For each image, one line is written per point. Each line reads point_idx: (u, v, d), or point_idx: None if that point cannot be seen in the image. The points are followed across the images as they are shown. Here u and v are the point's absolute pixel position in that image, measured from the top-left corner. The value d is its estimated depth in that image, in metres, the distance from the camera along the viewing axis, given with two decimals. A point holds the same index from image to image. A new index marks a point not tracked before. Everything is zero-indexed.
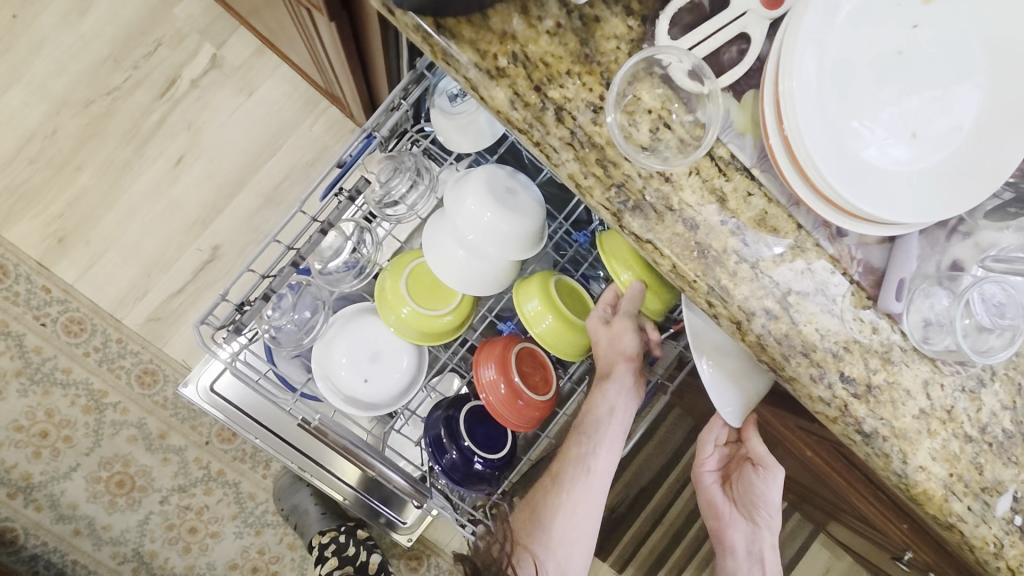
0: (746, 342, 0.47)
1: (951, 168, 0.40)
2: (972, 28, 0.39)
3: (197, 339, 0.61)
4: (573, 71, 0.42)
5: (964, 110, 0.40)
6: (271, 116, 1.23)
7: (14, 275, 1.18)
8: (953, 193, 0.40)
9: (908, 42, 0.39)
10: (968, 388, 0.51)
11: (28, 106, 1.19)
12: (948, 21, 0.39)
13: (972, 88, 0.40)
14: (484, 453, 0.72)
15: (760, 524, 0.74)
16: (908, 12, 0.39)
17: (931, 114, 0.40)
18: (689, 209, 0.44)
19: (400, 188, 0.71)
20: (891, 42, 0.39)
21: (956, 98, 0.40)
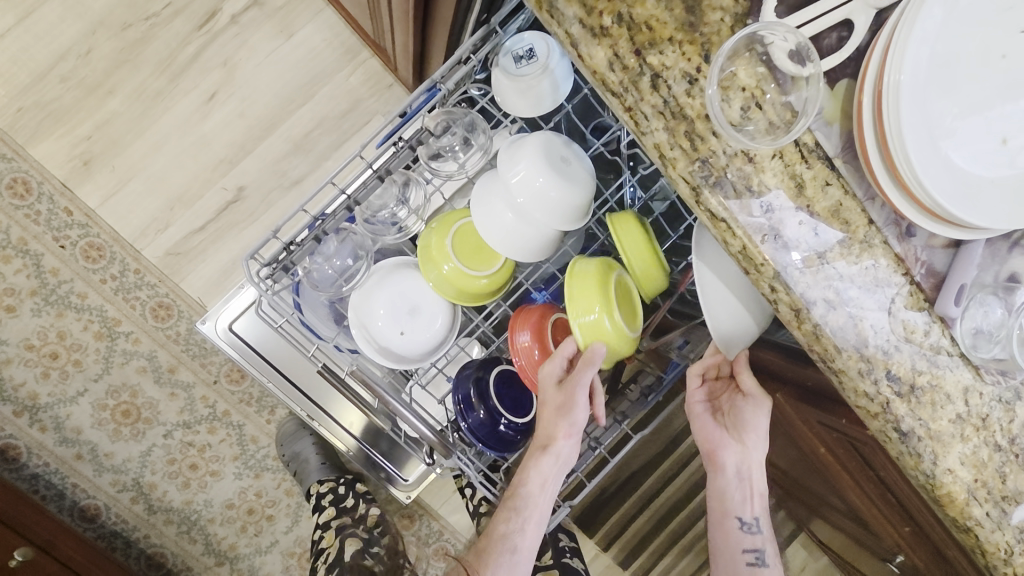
0: (799, 330, 0.48)
1: None
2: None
3: (245, 274, 0.62)
4: (675, 39, 0.42)
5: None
6: (310, 61, 1.21)
7: (37, 194, 1.16)
8: None
9: (1013, 47, 0.39)
10: (1004, 399, 0.52)
11: (63, 22, 1.15)
12: None
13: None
14: (510, 416, 0.73)
15: (749, 447, 0.68)
16: (1018, 16, 0.39)
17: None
18: (766, 191, 0.44)
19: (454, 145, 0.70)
20: (996, 45, 0.39)
21: None
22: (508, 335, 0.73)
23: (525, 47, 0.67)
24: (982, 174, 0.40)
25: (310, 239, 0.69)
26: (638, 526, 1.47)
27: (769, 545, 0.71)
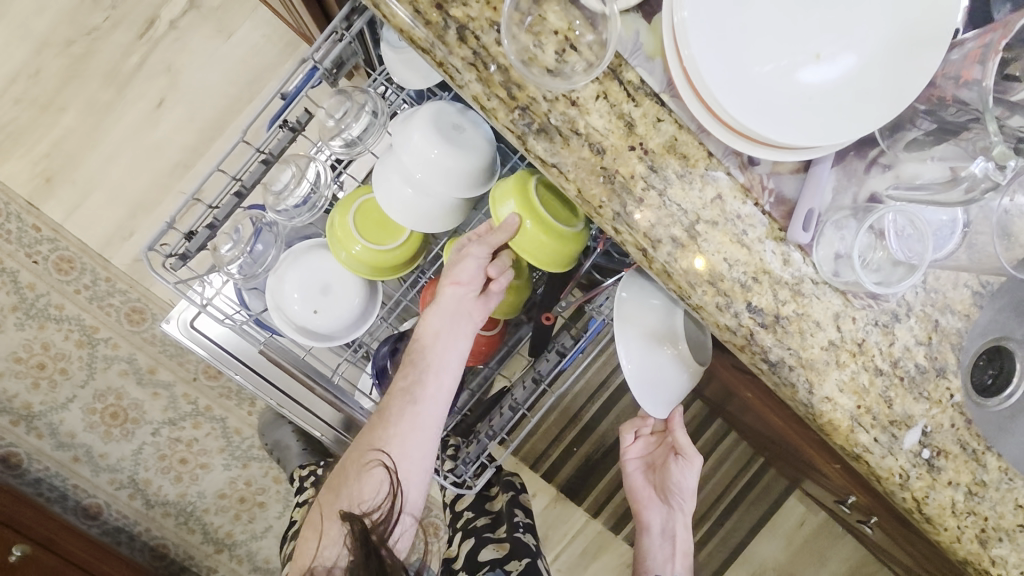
0: (654, 270, 0.48)
1: (857, 89, 0.40)
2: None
3: (147, 264, 0.65)
4: None
5: (868, 37, 0.40)
6: (250, 59, 1.23)
7: (6, 214, 1.21)
8: (863, 112, 0.40)
9: None
10: (881, 322, 0.51)
11: (11, 46, 1.19)
12: None
13: (878, 14, 0.40)
14: None
15: (674, 506, 0.74)
16: None
17: (834, 41, 0.40)
18: (595, 133, 0.44)
19: (350, 123, 0.72)
20: None
21: (859, 21, 0.40)
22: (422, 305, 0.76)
23: None
24: (799, 94, 0.40)
25: (221, 231, 0.71)
26: (624, 491, 1.48)
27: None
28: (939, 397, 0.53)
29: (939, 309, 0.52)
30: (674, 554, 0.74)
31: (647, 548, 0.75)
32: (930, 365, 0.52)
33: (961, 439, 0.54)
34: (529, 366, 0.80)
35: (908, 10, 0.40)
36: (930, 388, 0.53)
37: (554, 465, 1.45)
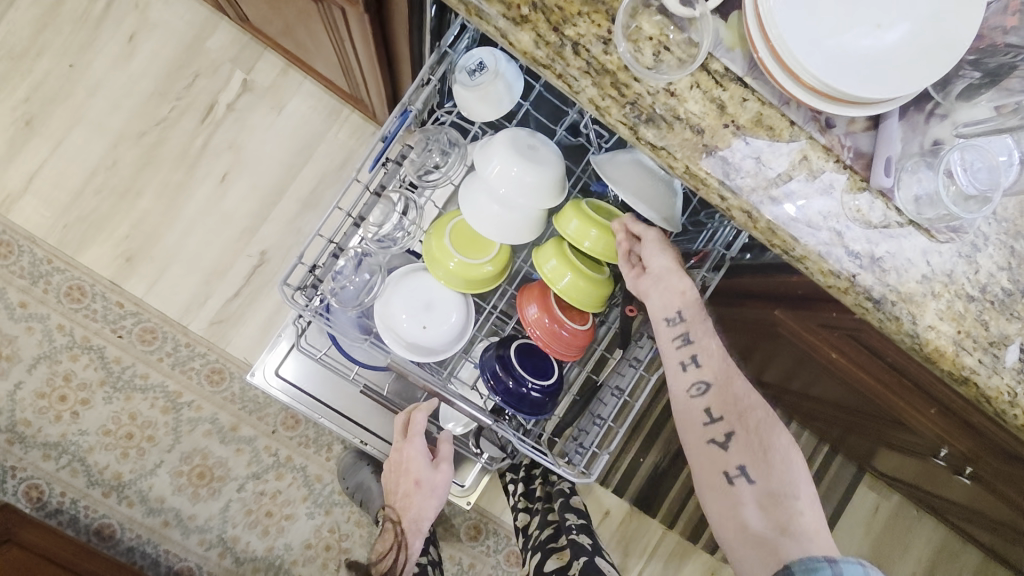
0: (757, 229, 0.54)
1: (920, 46, 0.47)
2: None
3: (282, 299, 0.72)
4: (584, 12, 0.50)
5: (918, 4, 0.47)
6: (302, 127, 1.35)
7: (91, 294, 1.30)
8: (925, 66, 0.47)
9: None
10: (964, 254, 0.57)
11: (90, 143, 1.31)
12: None
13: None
14: (536, 381, 0.80)
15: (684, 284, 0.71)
16: None
17: (891, 10, 0.47)
18: (694, 117, 0.52)
19: (434, 157, 0.80)
20: None
21: None
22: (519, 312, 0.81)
23: (475, 60, 0.75)
24: (870, 57, 0.47)
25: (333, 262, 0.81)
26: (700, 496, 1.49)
27: (756, 462, 0.66)
28: None
29: (1013, 237, 0.57)
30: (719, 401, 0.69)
31: (684, 409, 0.72)
32: (1015, 288, 0.58)
33: None
34: (620, 358, 0.87)
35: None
36: (1019, 309, 0.58)
37: (626, 478, 1.46)
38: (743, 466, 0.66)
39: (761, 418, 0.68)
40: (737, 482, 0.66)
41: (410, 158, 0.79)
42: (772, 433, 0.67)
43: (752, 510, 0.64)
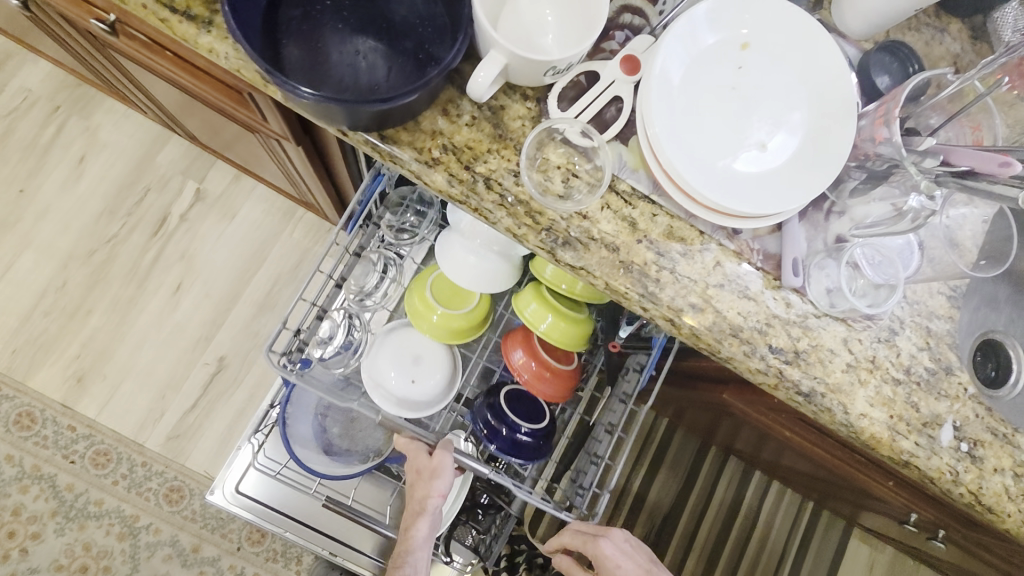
0: (683, 335, 0.56)
1: (799, 163, 0.51)
2: (780, 64, 0.52)
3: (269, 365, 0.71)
4: (493, 149, 0.53)
5: (794, 123, 0.52)
6: (256, 232, 1.37)
7: (40, 421, 1.25)
8: (810, 179, 0.51)
9: (737, 79, 0.52)
10: (883, 338, 0.59)
11: (40, 265, 1.30)
12: (763, 62, 0.52)
13: (796, 106, 0.52)
14: (528, 425, 0.79)
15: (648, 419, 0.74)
16: (732, 57, 0.52)
17: (770, 130, 0.52)
18: (608, 236, 0.54)
19: (410, 217, 0.82)
20: (725, 82, 0.51)
21: (785, 114, 0.52)
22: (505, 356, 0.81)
23: None
24: (757, 172, 0.51)
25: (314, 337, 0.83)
26: None
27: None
28: (956, 393, 0.60)
29: (927, 317, 0.60)
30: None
31: None
32: (938, 366, 0.60)
33: (989, 426, 0.60)
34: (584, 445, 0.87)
35: (813, 98, 0.52)
36: (945, 387, 0.60)
37: None
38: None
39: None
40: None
41: (386, 217, 0.81)
42: None
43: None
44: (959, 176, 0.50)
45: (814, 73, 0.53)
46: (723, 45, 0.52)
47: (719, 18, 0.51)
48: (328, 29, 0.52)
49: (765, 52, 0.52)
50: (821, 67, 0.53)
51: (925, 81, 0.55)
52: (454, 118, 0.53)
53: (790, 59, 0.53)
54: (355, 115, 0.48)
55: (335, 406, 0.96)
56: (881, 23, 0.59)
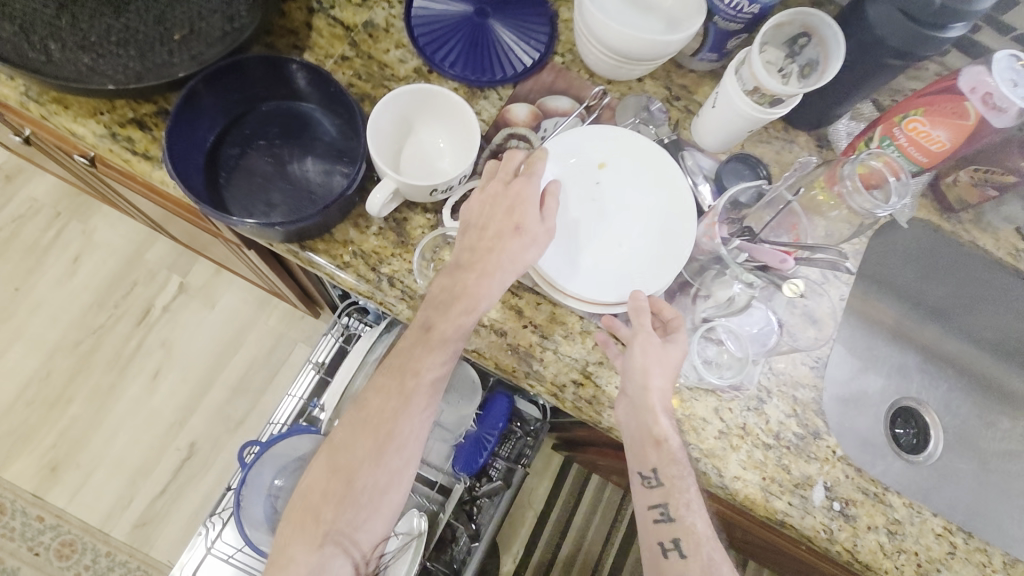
0: (567, 407, 0.64)
1: (653, 256, 0.62)
2: (630, 178, 0.64)
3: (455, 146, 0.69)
4: (396, 253, 0.63)
5: (643, 222, 0.63)
6: (232, 321, 1.47)
7: (11, 511, 1.29)
8: (663, 267, 0.62)
9: (596, 192, 0.64)
10: (752, 406, 0.66)
11: (27, 358, 1.38)
12: (617, 176, 0.64)
13: (646, 209, 0.64)
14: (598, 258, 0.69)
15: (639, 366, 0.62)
16: (591, 175, 0.64)
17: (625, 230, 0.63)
18: (496, 322, 0.63)
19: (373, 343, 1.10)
20: (586, 195, 0.64)
21: (639, 217, 0.63)
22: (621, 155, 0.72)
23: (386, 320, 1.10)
24: (616, 265, 0.62)
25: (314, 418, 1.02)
26: None
27: (688, 532, 0.57)
28: (825, 455, 0.66)
29: (793, 386, 0.67)
30: (661, 456, 0.58)
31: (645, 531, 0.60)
32: (806, 431, 0.66)
33: (860, 485, 0.66)
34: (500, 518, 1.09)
35: (660, 202, 0.64)
36: (814, 450, 0.66)
37: None
38: (675, 537, 0.57)
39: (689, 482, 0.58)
40: (669, 554, 0.57)
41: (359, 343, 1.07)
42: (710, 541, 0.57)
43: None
44: (767, 270, 0.61)
45: (659, 182, 0.64)
46: (579, 166, 0.64)
47: (571, 148, 0.64)
48: (259, 161, 0.63)
49: (615, 169, 0.64)
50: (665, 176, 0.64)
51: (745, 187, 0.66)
52: (363, 229, 0.63)
53: (637, 172, 0.64)
54: (279, 233, 0.59)
55: (288, 487, 1.00)
56: (727, 140, 0.70)
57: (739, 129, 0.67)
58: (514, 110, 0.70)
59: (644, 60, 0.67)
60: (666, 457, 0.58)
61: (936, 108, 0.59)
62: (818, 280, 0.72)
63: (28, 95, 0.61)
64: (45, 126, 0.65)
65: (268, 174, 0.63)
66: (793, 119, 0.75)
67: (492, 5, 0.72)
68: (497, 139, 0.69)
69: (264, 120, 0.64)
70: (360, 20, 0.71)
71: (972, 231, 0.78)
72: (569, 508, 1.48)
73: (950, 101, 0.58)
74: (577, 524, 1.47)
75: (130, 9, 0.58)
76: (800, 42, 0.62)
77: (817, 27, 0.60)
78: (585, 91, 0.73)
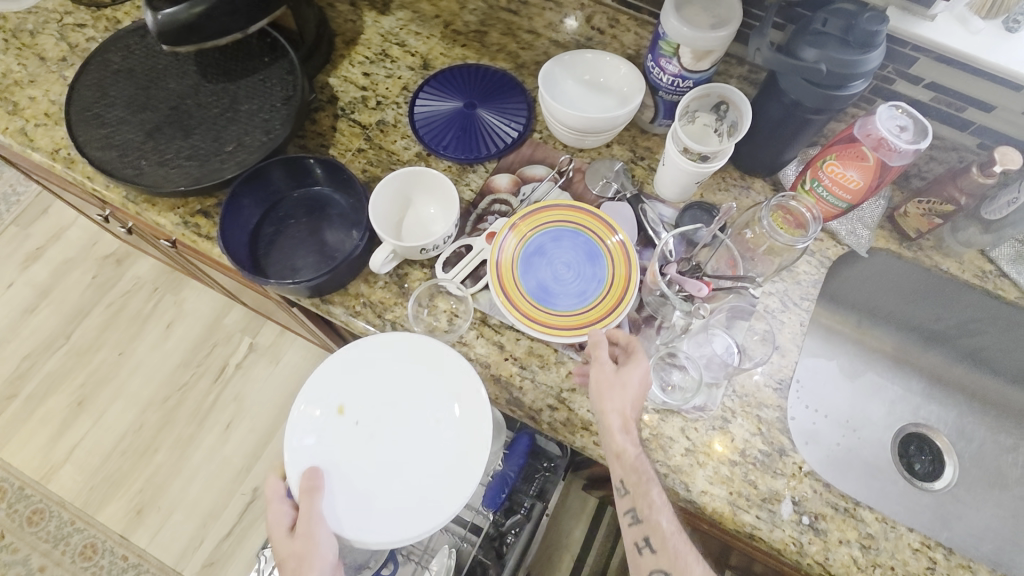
0: (544, 428, 0.72)
1: (462, 453, 0.69)
2: (372, 403, 0.70)
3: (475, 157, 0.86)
4: (398, 302, 0.77)
5: (456, 433, 0.69)
6: (294, 376, 1.69)
7: (102, 550, 1.47)
8: (475, 452, 0.69)
9: (356, 420, 0.70)
10: (717, 426, 0.72)
11: (125, 414, 1.63)
12: (359, 409, 0.70)
13: (436, 401, 0.70)
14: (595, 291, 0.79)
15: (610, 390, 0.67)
16: (349, 418, 0.70)
17: (578, 292, 0.74)
18: (480, 356, 0.74)
19: None
20: (350, 420, 0.70)
21: (428, 423, 0.70)
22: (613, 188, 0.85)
23: None
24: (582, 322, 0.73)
25: None
26: None
27: (655, 530, 0.61)
28: (792, 471, 0.70)
29: (757, 406, 0.73)
30: (624, 468, 0.63)
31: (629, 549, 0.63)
32: (772, 448, 0.71)
33: (830, 501, 0.69)
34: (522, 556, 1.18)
35: (603, 260, 0.76)
36: (781, 466, 0.70)
37: None
38: (645, 535, 0.61)
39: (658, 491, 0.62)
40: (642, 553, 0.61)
41: None
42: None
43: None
44: (692, 298, 0.72)
45: (450, 396, 0.71)
46: (326, 420, 0.70)
47: (307, 420, 0.70)
48: (289, 235, 0.79)
49: (407, 389, 0.71)
50: (456, 382, 0.71)
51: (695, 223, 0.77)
52: (372, 283, 0.77)
53: (411, 397, 0.71)
54: (303, 289, 0.74)
55: None
56: (680, 191, 0.81)
57: (686, 181, 0.77)
58: (498, 180, 0.85)
59: (598, 131, 0.80)
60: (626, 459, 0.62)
61: (844, 152, 0.67)
62: (778, 309, 0.79)
63: (127, 197, 0.81)
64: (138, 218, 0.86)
65: (297, 245, 0.79)
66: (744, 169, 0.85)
67: (480, 99, 0.91)
68: (483, 205, 0.83)
69: (293, 203, 0.81)
70: (374, 119, 0.90)
71: (934, 255, 0.84)
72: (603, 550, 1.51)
73: (851, 146, 0.66)
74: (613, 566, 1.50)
75: (198, 131, 0.77)
76: (723, 108, 0.75)
77: (729, 95, 0.73)
78: (556, 159, 0.87)
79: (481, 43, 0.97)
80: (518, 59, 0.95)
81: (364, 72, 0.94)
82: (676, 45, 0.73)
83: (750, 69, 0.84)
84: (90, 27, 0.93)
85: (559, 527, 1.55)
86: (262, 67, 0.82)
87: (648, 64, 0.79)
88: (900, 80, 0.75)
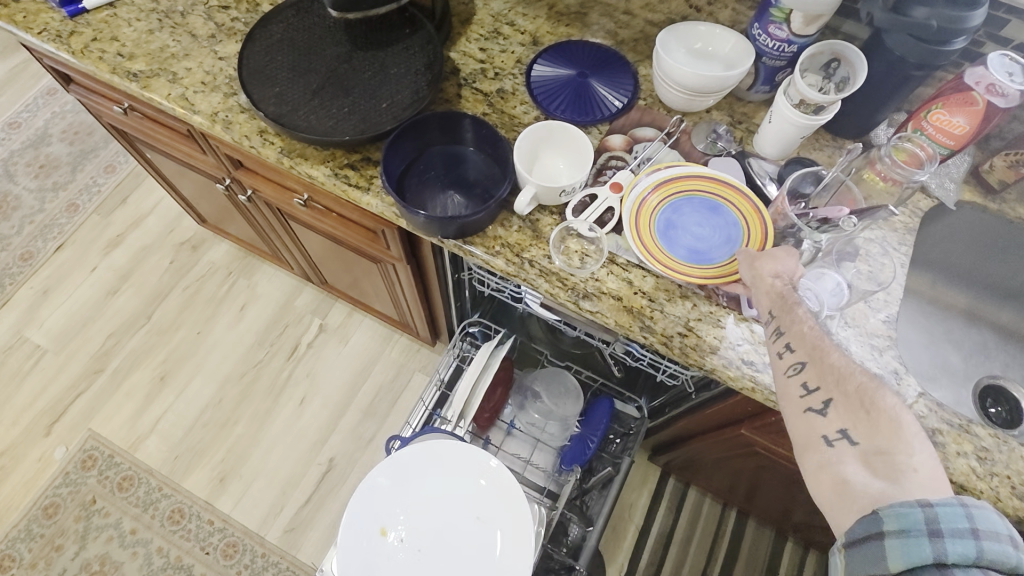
0: (675, 353, 0.79)
1: (505, 524, 0.95)
2: (402, 516, 0.95)
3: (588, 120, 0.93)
4: (533, 244, 0.84)
5: (497, 537, 0.94)
6: (362, 355, 1.72)
7: (189, 515, 1.53)
8: (517, 523, 0.94)
9: (404, 536, 0.94)
10: (834, 353, 0.79)
11: (204, 388, 1.68)
12: (413, 520, 0.95)
13: (481, 498, 0.97)
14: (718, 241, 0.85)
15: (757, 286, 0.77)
16: (396, 534, 0.94)
17: (722, 240, 0.84)
18: (613, 290, 0.82)
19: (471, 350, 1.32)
20: (406, 533, 0.94)
21: (466, 514, 0.96)
22: (718, 149, 0.92)
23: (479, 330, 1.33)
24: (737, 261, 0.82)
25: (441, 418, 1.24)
26: None
27: (858, 421, 0.60)
28: (908, 391, 0.76)
29: (869, 336, 0.80)
30: (798, 336, 0.68)
31: (785, 393, 0.67)
32: (886, 372, 0.78)
33: (944, 418, 0.75)
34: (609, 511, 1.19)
35: (728, 210, 0.85)
36: (897, 387, 0.77)
37: None
38: (842, 427, 0.60)
39: (861, 380, 0.63)
40: (837, 444, 0.60)
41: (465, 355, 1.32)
42: (883, 406, 0.60)
43: (848, 479, 0.58)
44: (828, 223, 0.77)
45: (494, 511, 0.96)
46: (371, 542, 0.93)
47: (353, 535, 0.93)
48: (434, 183, 0.90)
49: (445, 497, 0.97)
50: (498, 502, 0.96)
51: (801, 176, 0.85)
52: (508, 227, 0.85)
53: (454, 511, 0.96)
54: (450, 230, 0.82)
55: None
56: (784, 148, 0.88)
57: (793, 136, 0.85)
58: (612, 140, 0.92)
59: (709, 92, 0.88)
60: (807, 335, 0.68)
61: (952, 100, 0.77)
62: (879, 254, 0.86)
63: (282, 153, 0.89)
64: (291, 173, 0.98)
65: (441, 188, 0.90)
66: (838, 131, 0.92)
67: (590, 69, 0.98)
68: (600, 160, 0.90)
69: (435, 155, 0.92)
70: (494, 88, 0.97)
71: (1018, 208, 0.92)
72: (670, 520, 1.56)
73: (959, 94, 0.76)
74: (679, 535, 1.54)
75: (355, 91, 0.90)
76: (833, 66, 0.84)
77: (843, 52, 0.82)
78: (665, 121, 0.95)
79: (583, 23, 1.04)
80: (620, 34, 1.03)
81: (480, 47, 1.01)
82: (788, 11, 0.82)
83: (844, 38, 0.94)
84: (233, 8, 1.03)
85: (623, 500, 1.58)
86: (404, 37, 0.94)
87: (755, 31, 0.87)
88: (990, 42, 0.85)
